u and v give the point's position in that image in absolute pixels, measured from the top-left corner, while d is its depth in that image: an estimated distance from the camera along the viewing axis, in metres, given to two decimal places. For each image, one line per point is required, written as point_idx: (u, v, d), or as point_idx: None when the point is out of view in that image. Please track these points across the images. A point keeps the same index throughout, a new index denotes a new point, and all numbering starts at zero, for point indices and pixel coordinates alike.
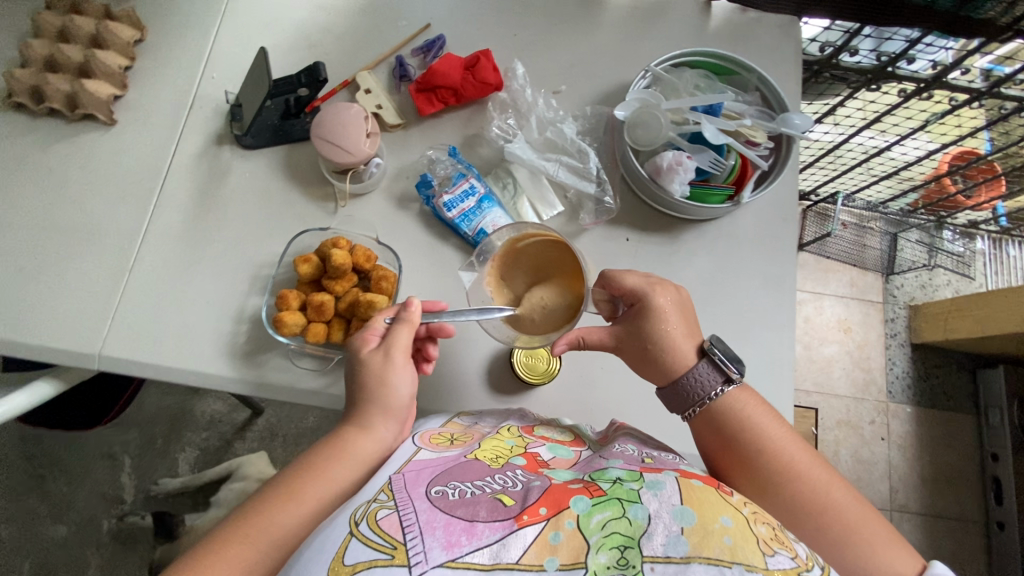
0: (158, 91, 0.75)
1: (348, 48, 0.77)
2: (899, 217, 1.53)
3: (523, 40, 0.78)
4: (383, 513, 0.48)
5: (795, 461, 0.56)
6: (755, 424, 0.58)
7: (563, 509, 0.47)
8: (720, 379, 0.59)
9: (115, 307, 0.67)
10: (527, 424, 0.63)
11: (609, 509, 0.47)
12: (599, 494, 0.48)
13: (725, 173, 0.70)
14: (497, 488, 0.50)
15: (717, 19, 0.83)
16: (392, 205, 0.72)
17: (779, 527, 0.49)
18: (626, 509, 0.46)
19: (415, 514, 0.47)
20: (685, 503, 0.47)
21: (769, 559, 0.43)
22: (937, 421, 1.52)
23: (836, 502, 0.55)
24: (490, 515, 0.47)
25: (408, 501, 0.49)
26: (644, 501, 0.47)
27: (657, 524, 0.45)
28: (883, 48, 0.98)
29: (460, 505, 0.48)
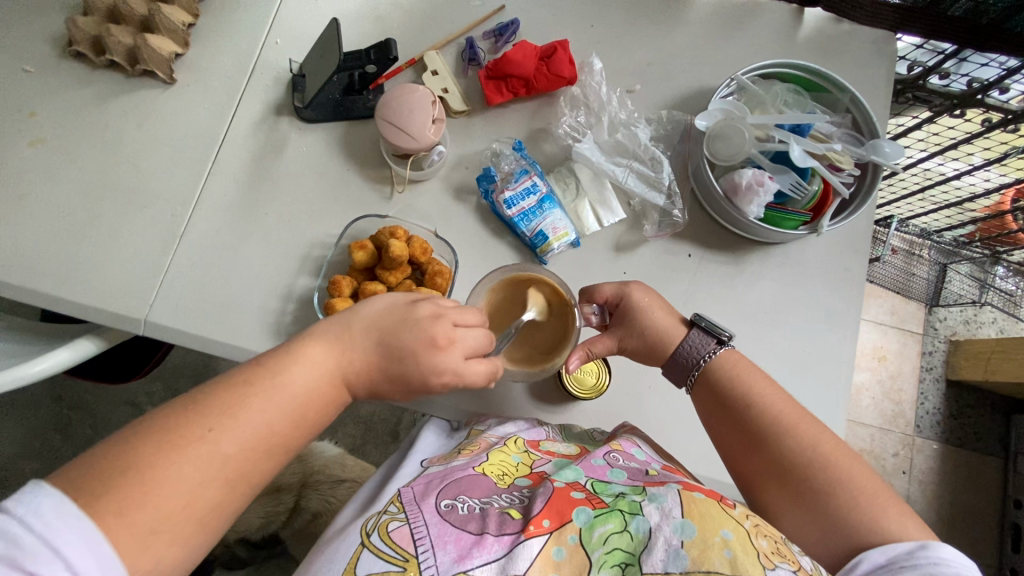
0: (220, 52, 0.72)
1: (418, 24, 0.74)
2: (952, 247, 1.46)
3: (601, 33, 0.74)
4: (394, 525, 0.49)
5: (791, 420, 0.56)
6: (748, 386, 0.58)
7: (566, 521, 0.48)
8: (712, 341, 0.61)
9: (164, 273, 0.66)
10: (535, 436, 0.61)
11: (611, 521, 0.48)
12: (601, 506, 0.49)
13: (806, 199, 0.66)
14: (504, 504, 0.51)
15: (809, 28, 0.77)
16: (450, 196, 0.70)
17: (779, 540, 0.48)
18: (628, 521, 0.48)
19: (426, 527, 0.48)
20: (686, 516, 0.47)
21: (769, 574, 0.43)
22: (963, 461, 1.49)
23: (830, 464, 0.53)
24: (499, 528, 0.48)
25: (418, 513, 0.50)
26: (645, 514, 0.48)
27: (658, 538, 0.46)
28: (977, 74, 0.92)
29: (471, 520, 0.49)
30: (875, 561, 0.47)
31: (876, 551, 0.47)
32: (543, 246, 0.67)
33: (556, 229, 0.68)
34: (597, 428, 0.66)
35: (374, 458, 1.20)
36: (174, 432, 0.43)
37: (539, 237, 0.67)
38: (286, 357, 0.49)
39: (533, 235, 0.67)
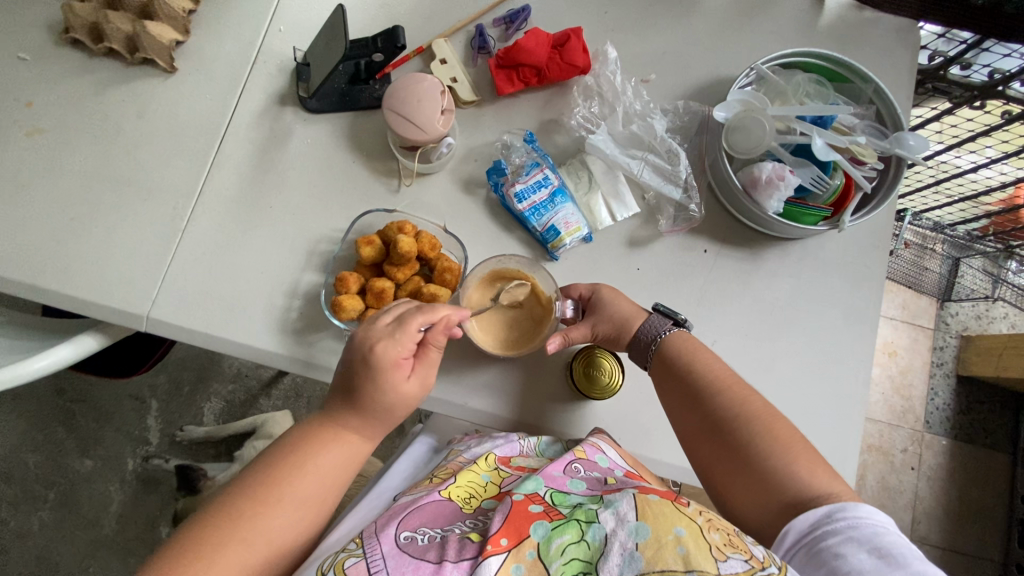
0: (222, 39, 0.70)
1: (426, 11, 0.71)
2: (965, 241, 1.43)
3: (615, 19, 0.71)
4: (350, 562, 0.47)
5: (740, 389, 0.57)
6: (699, 359, 0.59)
7: (523, 537, 0.45)
8: (669, 323, 0.61)
9: (166, 268, 0.64)
10: (506, 453, 0.60)
11: (568, 531, 0.45)
12: (558, 517, 0.47)
13: (827, 193, 0.64)
14: (465, 529, 0.48)
15: (831, 15, 0.75)
16: (459, 189, 0.68)
17: (734, 532, 0.46)
18: (584, 530, 0.45)
19: (382, 560, 0.46)
20: (641, 518, 0.44)
21: (722, 566, 0.41)
22: (972, 457, 1.47)
23: (773, 426, 0.54)
24: (457, 553, 0.45)
25: (377, 546, 0.47)
26: (601, 520, 0.45)
27: (613, 544, 0.44)
28: (999, 64, 0.88)
29: (430, 549, 0.46)
30: (799, 529, 0.47)
31: (799, 519, 0.48)
32: (555, 241, 0.65)
33: (568, 224, 0.66)
34: (611, 428, 0.64)
35: (380, 452, 1.19)
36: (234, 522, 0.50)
37: (550, 232, 0.65)
38: (320, 442, 0.55)
39: (544, 230, 0.65)
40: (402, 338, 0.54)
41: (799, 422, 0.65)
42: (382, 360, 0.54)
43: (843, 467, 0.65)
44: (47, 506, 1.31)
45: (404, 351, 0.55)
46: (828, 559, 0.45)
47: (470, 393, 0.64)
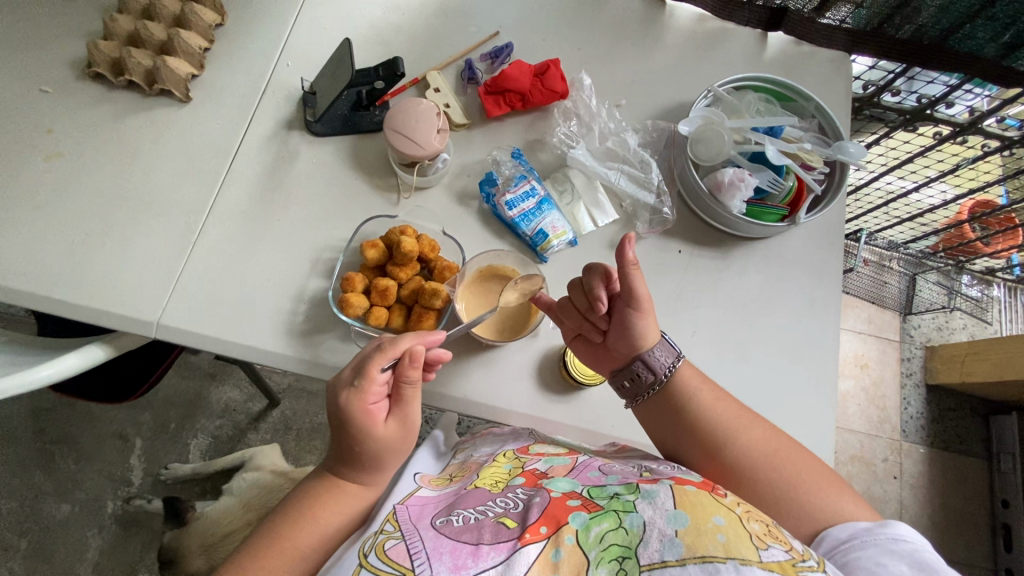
0: (234, 73, 0.77)
1: (420, 47, 0.80)
2: (919, 257, 1.58)
3: (588, 53, 0.81)
4: (390, 544, 0.51)
5: (736, 415, 0.61)
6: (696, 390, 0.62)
7: (562, 524, 0.49)
8: (671, 355, 0.63)
9: (177, 277, 0.67)
10: (522, 444, 0.65)
11: (606, 520, 0.49)
12: (596, 509, 0.50)
13: (782, 193, 0.72)
14: (500, 512, 0.52)
15: (773, 49, 0.86)
16: (453, 200, 0.74)
17: (773, 526, 0.49)
18: (622, 518, 0.48)
19: (421, 543, 0.50)
20: (678, 507, 0.48)
21: (763, 553, 0.44)
22: (950, 464, 1.52)
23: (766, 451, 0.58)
24: (494, 538, 0.49)
25: (414, 531, 0.52)
26: (638, 510, 0.49)
27: (652, 531, 0.46)
28: (924, 90, 1.02)
29: (466, 531, 0.50)
30: (838, 537, 0.52)
31: (837, 529, 0.52)
32: (544, 244, 0.71)
33: (554, 228, 0.72)
34: (604, 416, 0.67)
35: None
36: None
37: (539, 235, 0.71)
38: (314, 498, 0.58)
39: (533, 234, 0.71)
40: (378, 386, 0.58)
41: (775, 403, 0.70)
42: (352, 410, 0.57)
43: (822, 445, 0.69)
44: (20, 556, 1.25)
45: (374, 391, 0.57)
46: (866, 567, 0.49)
47: (468, 387, 0.67)
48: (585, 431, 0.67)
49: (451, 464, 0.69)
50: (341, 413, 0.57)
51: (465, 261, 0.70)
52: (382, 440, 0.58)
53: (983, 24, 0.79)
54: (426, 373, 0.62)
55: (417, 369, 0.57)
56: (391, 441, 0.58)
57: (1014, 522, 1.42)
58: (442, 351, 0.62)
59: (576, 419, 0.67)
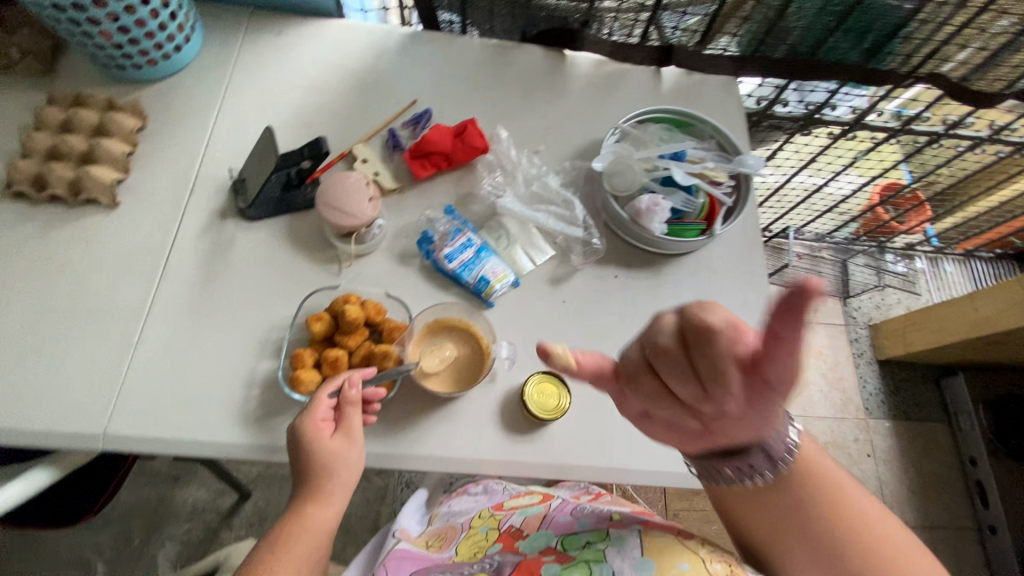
0: (162, 173, 0.78)
1: (343, 124, 0.84)
2: (845, 244, 1.71)
3: (502, 108, 0.87)
4: None
5: (810, 477, 0.56)
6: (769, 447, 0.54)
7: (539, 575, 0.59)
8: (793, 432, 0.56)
9: (121, 384, 0.66)
10: (497, 502, 0.75)
11: (578, 571, 0.58)
12: (568, 560, 0.60)
13: (696, 210, 0.78)
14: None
15: (668, 82, 0.94)
16: (394, 262, 0.76)
17: (733, 564, 0.56)
18: (592, 567, 0.58)
19: None
20: (645, 555, 0.57)
21: None
22: (916, 432, 1.60)
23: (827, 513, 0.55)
24: None
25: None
26: (608, 560, 0.58)
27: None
28: (810, 98, 1.13)
29: None
30: None
31: None
32: (487, 290, 0.74)
33: (495, 273, 0.75)
34: (571, 448, 0.69)
35: None
36: None
37: (482, 283, 0.74)
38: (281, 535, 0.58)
39: (476, 282, 0.74)
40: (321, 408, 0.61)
41: None
42: (301, 429, 0.60)
43: None
44: None
45: (323, 412, 0.61)
46: None
47: (434, 443, 0.67)
48: (555, 466, 0.68)
49: (431, 528, 0.77)
50: (294, 434, 0.61)
51: (411, 318, 0.72)
52: (331, 451, 0.60)
53: (842, 36, 0.94)
54: (368, 416, 0.64)
55: (358, 387, 0.62)
56: (338, 454, 0.60)
57: (985, 478, 1.49)
58: (377, 389, 0.64)
59: (544, 455, 0.68)
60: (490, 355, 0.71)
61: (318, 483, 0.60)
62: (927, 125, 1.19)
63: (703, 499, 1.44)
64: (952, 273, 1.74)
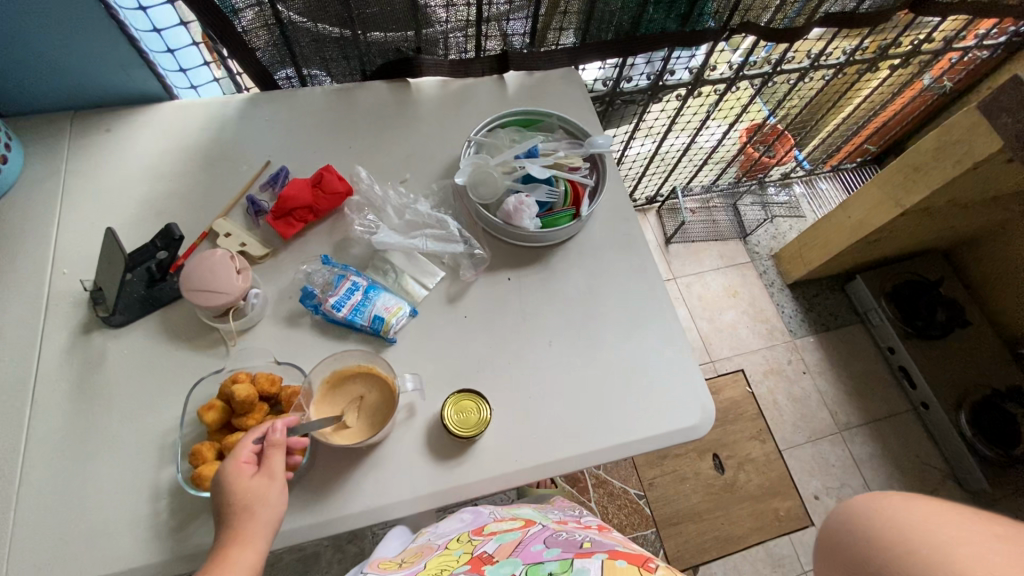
0: (7, 304, 0.73)
1: (198, 203, 0.81)
2: (730, 189, 1.85)
3: (358, 149, 0.88)
4: None
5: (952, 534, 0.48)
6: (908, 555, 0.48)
7: None
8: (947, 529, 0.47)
9: (9, 541, 0.60)
10: (476, 527, 0.77)
11: None
12: None
13: (561, 198, 0.82)
14: None
15: (513, 85, 0.98)
16: (284, 326, 0.74)
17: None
18: None
19: None
20: None
21: None
22: (838, 339, 1.73)
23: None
24: None
25: None
26: None
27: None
28: (648, 69, 1.21)
29: None
30: None
31: None
32: (384, 327, 0.73)
33: (388, 308, 0.75)
34: (504, 456, 0.69)
35: None
36: None
37: (377, 321, 0.73)
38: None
39: (370, 322, 0.73)
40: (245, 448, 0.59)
41: (642, 369, 0.77)
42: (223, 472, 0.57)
43: (693, 384, 0.77)
44: None
45: (245, 455, 0.59)
46: None
47: (367, 494, 0.66)
48: (493, 477, 0.68)
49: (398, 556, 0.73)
50: (215, 481, 0.58)
51: (306, 376, 0.70)
52: (251, 491, 0.57)
53: (655, 8, 1.01)
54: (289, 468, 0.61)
55: (282, 431, 0.60)
56: (258, 491, 0.57)
57: (904, 361, 1.64)
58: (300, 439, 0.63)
59: (480, 471, 0.68)
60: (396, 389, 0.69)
61: (239, 522, 0.55)
62: (756, 68, 1.30)
63: (672, 461, 1.49)
64: (828, 189, 1.91)
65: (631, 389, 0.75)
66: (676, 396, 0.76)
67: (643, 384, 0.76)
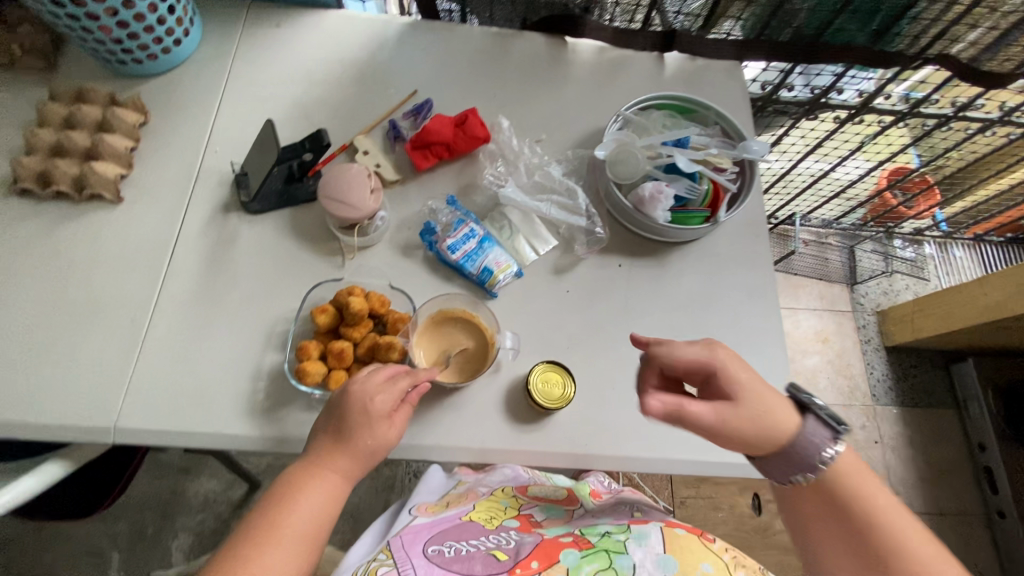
0: (165, 167, 0.79)
1: (344, 115, 0.84)
2: (852, 229, 1.69)
3: (503, 97, 0.86)
4: (382, 570, 0.54)
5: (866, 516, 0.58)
6: (855, 513, 0.58)
7: (555, 562, 0.53)
8: (831, 438, 0.60)
9: (130, 377, 0.67)
10: (522, 484, 0.73)
11: (599, 560, 0.53)
12: (587, 547, 0.55)
13: (701, 197, 0.78)
14: (491, 545, 0.56)
15: (671, 67, 0.93)
16: (397, 254, 0.76)
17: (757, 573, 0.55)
18: (613, 558, 0.53)
19: (414, 569, 0.53)
20: (668, 552, 0.54)
21: None
22: (924, 418, 1.59)
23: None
24: (485, 568, 0.52)
25: (405, 560, 0.55)
26: (630, 551, 0.54)
27: (642, 572, 0.51)
28: (815, 82, 1.11)
29: (456, 560, 0.54)
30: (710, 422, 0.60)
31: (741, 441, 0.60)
32: (490, 280, 0.74)
33: (498, 263, 0.75)
34: (576, 436, 0.69)
35: None
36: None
37: (486, 273, 0.74)
38: (304, 491, 0.58)
39: (480, 272, 0.74)
40: (389, 391, 0.62)
41: None
42: (366, 407, 0.60)
43: None
44: None
45: (394, 399, 0.62)
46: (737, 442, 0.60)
47: (440, 433, 0.68)
48: (561, 453, 0.68)
49: (453, 490, 0.74)
50: (355, 407, 0.60)
51: (416, 309, 0.73)
52: (384, 434, 0.61)
53: (848, 17, 0.91)
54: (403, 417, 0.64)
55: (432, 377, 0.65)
56: (384, 435, 0.61)
57: (994, 463, 1.48)
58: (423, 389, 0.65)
59: (549, 445, 0.68)
60: (495, 343, 0.71)
61: (357, 453, 0.60)
62: (936, 107, 1.16)
63: (710, 487, 1.45)
64: (963, 257, 1.72)
65: None
66: None
67: None
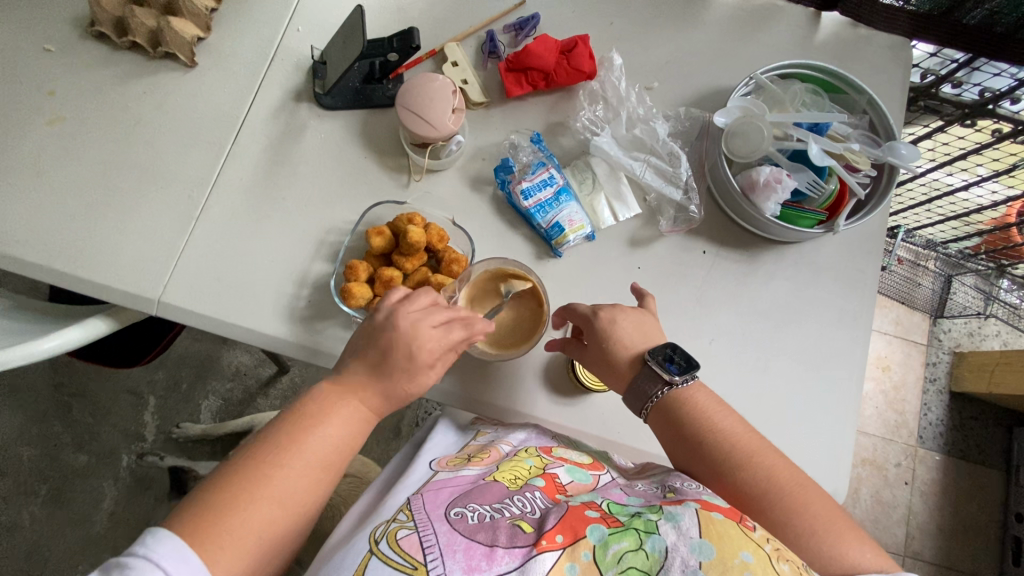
0: (242, 37, 0.73)
1: (439, 16, 0.74)
2: (956, 259, 1.47)
3: (620, 30, 0.74)
4: (403, 533, 0.48)
5: (755, 456, 0.55)
6: (717, 457, 0.55)
7: (579, 538, 0.46)
8: (661, 381, 0.58)
9: (180, 255, 0.66)
10: (546, 443, 0.61)
11: (626, 539, 0.46)
12: (616, 525, 0.48)
13: (822, 197, 0.67)
14: (516, 513, 0.50)
15: (826, 30, 0.77)
16: (467, 186, 0.70)
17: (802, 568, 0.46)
18: (643, 540, 0.46)
19: (435, 535, 0.48)
20: (704, 537, 0.45)
21: None
22: (965, 473, 1.48)
23: (817, 528, 0.51)
24: (509, 540, 0.47)
25: (428, 522, 0.49)
26: (661, 533, 0.46)
27: (675, 558, 0.44)
28: (988, 83, 0.92)
29: (480, 529, 0.48)
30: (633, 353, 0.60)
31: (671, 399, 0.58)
32: (559, 238, 0.67)
33: (572, 221, 0.67)
34: (610, 421, 0.65)
35: (376, 452, 1.24)
36: (228, 501, 0.48)
37: (555, 229, 0.67)
38: (321, 413, 0.54)
39: (549, 227, 0.67)
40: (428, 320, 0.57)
41: (792, 420, 0.67)
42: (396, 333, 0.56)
43: (838, 465, 0.66)
44: (39, 501, 1.26)
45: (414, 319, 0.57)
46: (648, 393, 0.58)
47: (473, 386, 0.65)
48: (592, 436, 0.65)
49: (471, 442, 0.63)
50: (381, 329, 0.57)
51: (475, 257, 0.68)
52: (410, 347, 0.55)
53: None
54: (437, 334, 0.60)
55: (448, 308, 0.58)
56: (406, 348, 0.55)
57: None
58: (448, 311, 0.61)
59: (583, 423, 0.65)
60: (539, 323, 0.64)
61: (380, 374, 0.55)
62: None
63: None
64: None
65: (766, 434, 0.66)
66: (812, 466, 0.66)
67: (782, 438, 0.66)
